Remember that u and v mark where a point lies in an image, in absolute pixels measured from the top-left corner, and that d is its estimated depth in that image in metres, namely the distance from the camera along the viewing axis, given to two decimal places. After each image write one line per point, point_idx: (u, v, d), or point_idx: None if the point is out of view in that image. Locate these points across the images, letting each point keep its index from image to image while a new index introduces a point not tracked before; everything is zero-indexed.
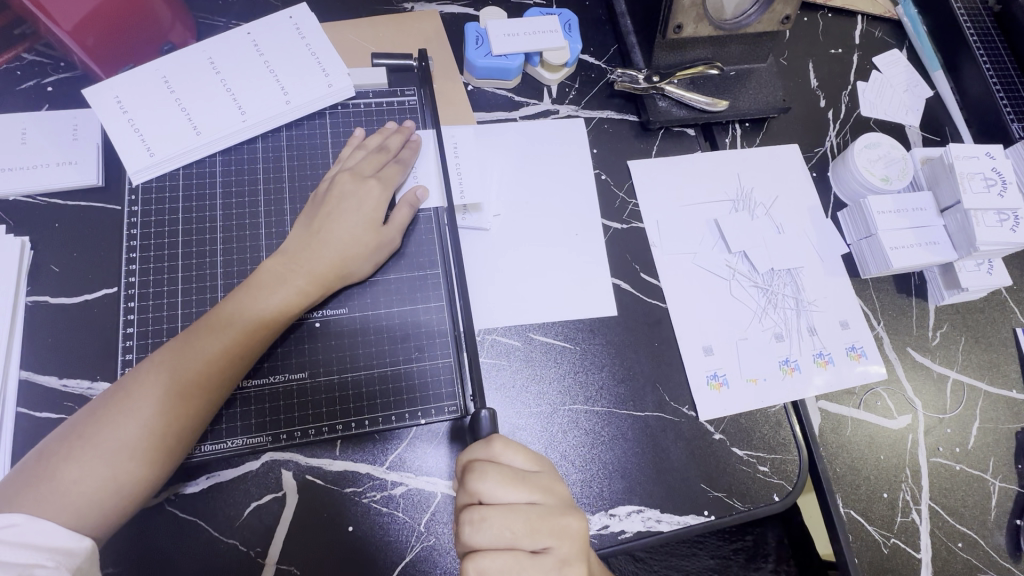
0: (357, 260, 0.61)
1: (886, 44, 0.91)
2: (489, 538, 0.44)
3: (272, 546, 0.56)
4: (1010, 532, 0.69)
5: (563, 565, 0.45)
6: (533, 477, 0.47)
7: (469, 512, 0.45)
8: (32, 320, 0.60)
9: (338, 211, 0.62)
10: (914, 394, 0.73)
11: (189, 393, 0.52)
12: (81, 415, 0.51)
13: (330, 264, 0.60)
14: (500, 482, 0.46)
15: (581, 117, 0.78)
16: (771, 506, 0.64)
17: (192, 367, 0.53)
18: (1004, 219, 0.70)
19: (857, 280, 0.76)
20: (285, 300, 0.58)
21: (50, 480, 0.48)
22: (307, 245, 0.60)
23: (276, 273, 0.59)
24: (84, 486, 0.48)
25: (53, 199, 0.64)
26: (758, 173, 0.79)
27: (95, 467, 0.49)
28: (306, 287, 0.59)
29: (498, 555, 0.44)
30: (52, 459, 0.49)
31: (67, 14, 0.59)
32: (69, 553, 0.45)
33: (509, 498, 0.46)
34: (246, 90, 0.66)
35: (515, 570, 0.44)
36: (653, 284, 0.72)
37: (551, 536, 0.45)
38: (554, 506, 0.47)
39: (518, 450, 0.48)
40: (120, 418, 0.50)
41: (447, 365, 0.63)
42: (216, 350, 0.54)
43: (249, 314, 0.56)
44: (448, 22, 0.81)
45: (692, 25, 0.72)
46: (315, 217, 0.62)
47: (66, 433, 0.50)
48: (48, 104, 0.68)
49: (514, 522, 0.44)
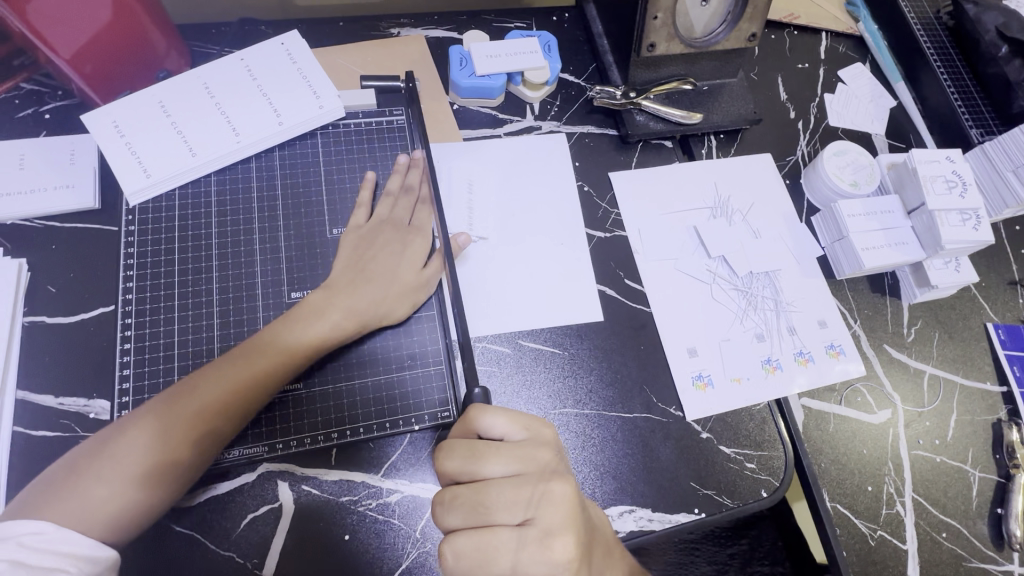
0: (395, 302, 0.64)
1: (850, 58, 0.96)
2: (461, 517, 0.45)
3: (270, 558, 0.56)
4: (991, 521, 0.71)
5: (544, 537, 0.44)
6: (503, 448, 0.47)
7: (443, 492, 0.47)
8: (29, 340, 0.60)
9: (384, 254, 0.66)
10: (893, 388, 0.75)
11: (210, 416, 0.53)
12: (109, 430, 0.53)
13: (372, 303, 0.62)
14: (465, 458, 0.47)
15: (563, 132, 0.82)
16: (760, 502, 0.66)
17: (218, 394, 0.54)
18: (966, 219, 0.74)
19: (832, 281, 0.79)
20: (320, 331, 0.59)
21: (74, 494, 0.49)
22: (352, 284, 0.63)
23: (314, 308, 0.60)
24: (103, 500, 0.49)
25: (50, 222, 0.66)
26: (734, 182, 0.83)
27: (116, 484, 0.50)
28: (341, 323, 0.60)
29: (468, 532, 0.45)
30: (77, 473, 0.50)
31: (67, 42, 0.62)
32: (92, 561, 0.47)
33: (481, 472, 0.46)
34: (240, 113, 0.69)
35: (492, 544, 0.44)
36: (636, 289, 0.74)
37: (528, 506, 0.45)
38: (533, 474, 0.46)
39: (499, 414, 0.49)
40: (144, 438, 0.52)
41: (439, 372, 0.64)
42: (243, 377, 0.55)
43: (294, 338, 0.58)
44: (432, 46, 0.84)
45: (664, 44, 0.77)
46: (361, 260, 0.65)
47: (91, 449, 0.52)
48: (46, 130, 0.70)
49: (483, 497, 0.45)
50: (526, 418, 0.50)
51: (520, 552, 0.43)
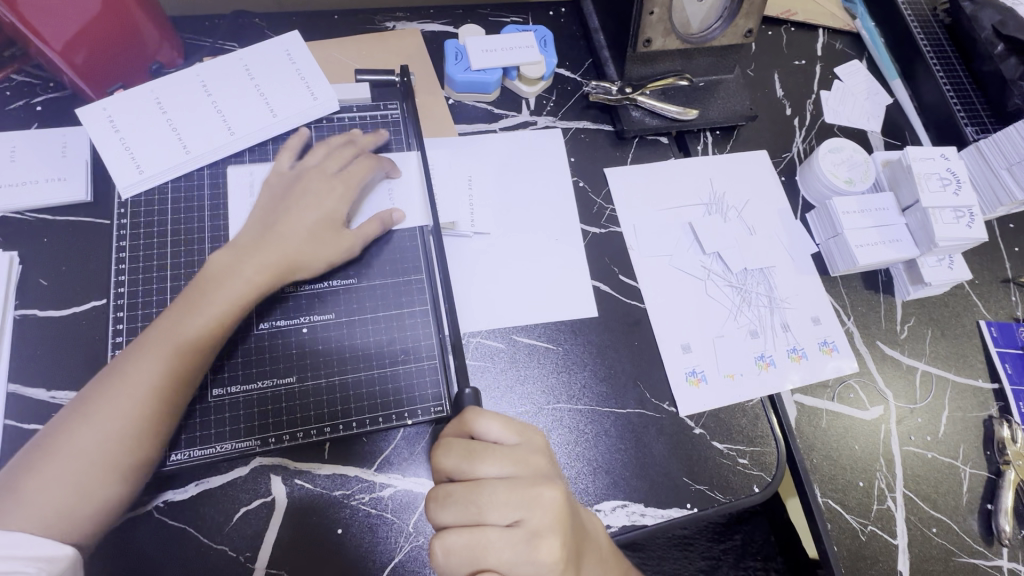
0: (309, 256, 0.62)
1: (847, 55, 0.96)
2: (452, 515, 0.45)
3: (263, 551, 0.57)
4: (981, 517, 0.71)
5: (532, 536, 0.44)
6: (494, 450, 0.47)
7: (436, 489, 0.47)
8: (20, 334, 0.60)
9: (295, 210, 0.63)
10: (885, 385, 0.75)
11: (160, 395, 0.53)
12: (56, 422, 0.52)
13: (283, 257, 0.61)
14: (464, 457, 0.47)
15: (559, 128, 0.81)
16: (751, 497, 0.66)
17: (163, 374, 0.54)
18: (960, 216, 0.74)
19: (827, 278, 0.80)
20: (234, 298, 0.58)
21: (11, 496, 0.48)
22: (263, 238, 0.61)
23: (224, 271, 0.59)
24: (49, 497, 0.49)
25: (41, 215, 0.65)
26: (729, 178, 0.83)
27: (56, 476, 0.49)
28: (256, 281, 0.59)
29: (462, 530, 0.45)
30: (24, 470, 0.50)
31: (57, 35, 0.61)
32: (49, 560, 0.47)
33: (473, 472, 0.47)
34: (264, 198, 0.65)
35: (482, 542, 0.44)
36: (630, 285, 0.74)
37: (518, 508, 0.45)
38: (525, 477, 0.46)
39: (494, 419, 0.49)
40: (78, 432, 0.51)
41: (432, 367, 0.64)
42: (170, 358, 0.54)
43: (197, 319, 0.57)
44: (428, 40, 0.84)
45: (660, 39, 0.77)
46: (272, 216, 0.63)
47: (33, 447, 0.51)
48: (38, 123, 0.69)
49: (477, 496, 0.45)
50: (519, 423, 0.50)
51: (509, 552, 0.44)
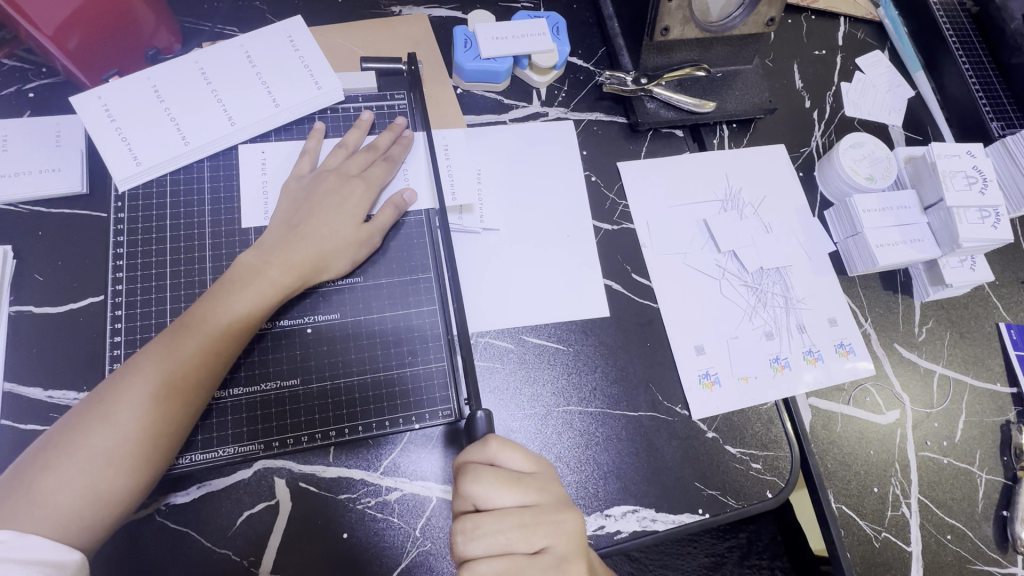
0: (335, 256, 0.61)
1: (869, 45, 0.93)
2: (482, 547, 0.45)
3: (267, 556, 0.55)
4: (996, 523, 0.70)
5: (560, 562, 0.45)
6: (524, 480, 0.47)
7: (462, 521, 0.46)
8: (15, 331, 0.58)
9: (316, 214, 0.61)
10: (902, 389, 0.74)
11: (182, 391, 0.52)
12: (70, 417, 0.50)
13: (308, 257, 0.59)
14: (493, 485, 0.46)
15: (570, 120, 0.79)
16: (764, 502, 0.65)
17: (188, 370, 0.52)
18: (985, 216, 0.72)
19: (844, 277, 0.77)
20: (257, 297, 0.56)
21: (23, 495, 0.46)
22: (287, 240, 0.59)
23: (247, 270, 0.57)
24: (63, 495, 0.47)
25: (35, 207, 0.63)
26: (746, 173, 0.80)
27: (72, 474, 0.48)
28: (281, 281, 0.57)
29: (493, 561, 0.45)
30: (37, 467, 0.48)
31: (47, 19, 0.58)
32: (59, 565, 0.45)
33: (502, 502, 0.46)
34: (285, 202, 0.62)
35: (512, 573, 0.45)
36: (644, 284, 0.72)
37: (545, 536, 0.45)
38: (548, 505, 0.47)
39: (514, 450, 0.48)
40: (94, 429, 0.49)
41: (441, 369, 0.63)
42: (192, 355, 0.53)
43: (221, 315, 0.55)
44: (436, 25, 0.81)
45: (679, 27, 0.73)
46: (298, 216, 0.61)
47: (44, 444, 0.49)
48: (30, 110, 0.67)
49: (506, 528, 0.45)
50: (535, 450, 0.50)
51: None
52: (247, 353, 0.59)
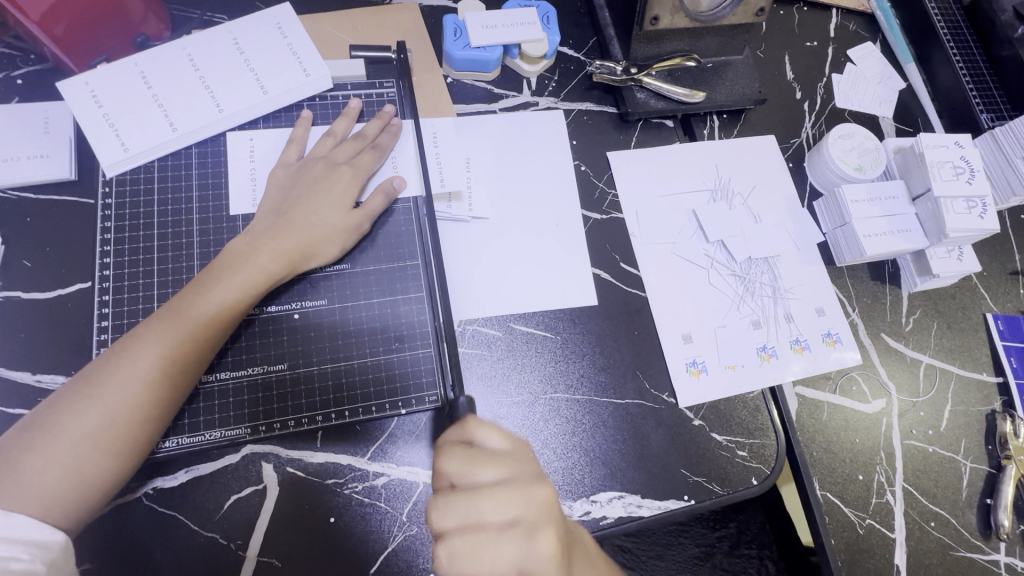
0: (323, 243, 0.61)
1: (860, 37, 0.93)
2: (453, 521, 0.45)
3: (253, 539, 0.56)
4: (980, 511, 0.70)
5: (530, 533, 0.44)
6: (499, 457, 0.47)
7: (435, 499, 0.46)
8: (3, 316, 0.58)
9: (304, 201, 0.61)
10: (888, 378, 0.74)
11: (168, 376, 0.52)
12: (56, 398, 0.51)
13: (296, 244, 0.59)
14: (466, 462, 0.47)
15: (561, 109, 0.79)
16: (749, 489, 0.65)
17: (175, 354, 0.52)
18: (972, 206, 0.72)
19: (832, 268, 0.78)
20: (246, 283, 0.56)
21: (9, 475, 0.47)
22: (275, 227, 0.60)
23: (236, 256, 0.58)
24: (50, 476, 0.47)
25: (23, 193, 0.63)
26: (736, 164, 0.80)
27: (58, 456, 0.48)
28: (270, 268, 0.58)
29: (464, 534, 0.44)
30: (22, 448, 0.48)
31: (35, 5, 0.58)
32: (44, 546, 0.46)
33: (476, 477, 0.46)
34: (273, 190, 0.63)
35: (483, 545, 0.44)
36: (632, 273, 0.73)
37: (516, 507, 0.45)
38: (521, 478, 0.47)
39: (491, 428, 0.49)
40: (80, 411, 0.49)
41: (427, 355, 0.63)
42: (180, 339, 0.53)
43: (210, 300, 0.55)
44: (426, 14, 0.81)
45: (668, 17, 0.73)
46: (286, 203, 0.61)
47: (31, 424, 0.49)
48: (19, 96, 0.67)
49: (477, 501, 0.45)
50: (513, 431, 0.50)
51: (510, 551, 0.44)
52: (234, 339, 0.60)
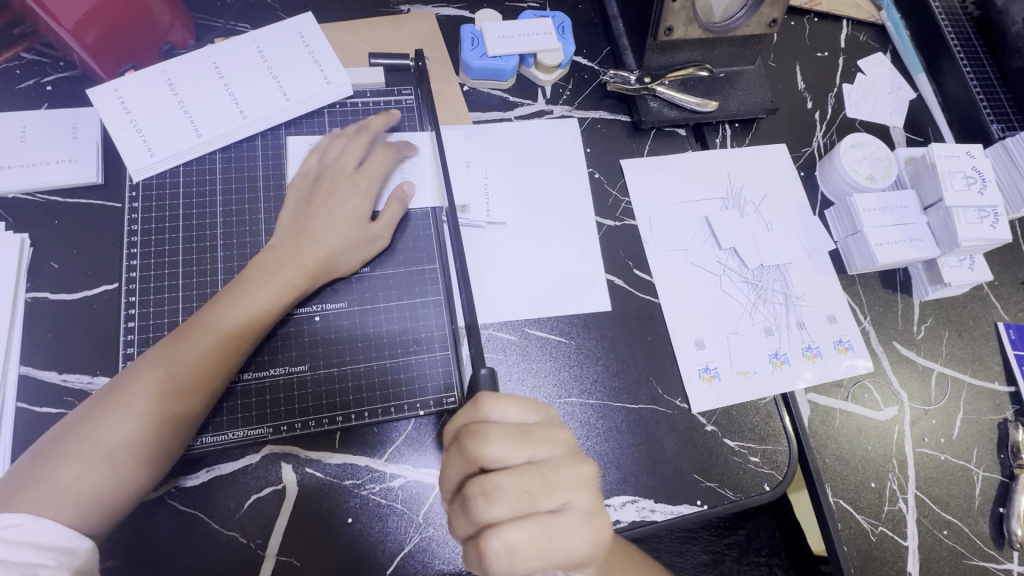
0: (346, 255, 0.62)
1: (870, 47, 0.94)
2: (506, 508, 0.41)
3: (273, 538, 0.56)
4: (993, 520, 0.70)
5: (590, 518, 0.43)
6: (537, 432, 0.45)
7: (477, 484, 0.41)
8: (31, 317, 0.60)
9: (326, 208, 0.62)
10: (900, 386, 0.75)
11: (196, 385, 0.53)
12: (88, 406, 0.52)
13: (321, 252, 0.60)
14: (503, 441, 0.43)
15: (575, 117, 0.80)
16: (762, 495, 0.66)
17: (202, 364, 0.53)
18: (984, 216, 0.73)
19: (844, 276, 0.78)
20: (272, 294, 0.58)
21: (44, 481, 0.48)
22: (297, 235, 0.61)
23: (263, 268, 0.59)
24: (83, 483, 0.48)
25: (51, 197, 0.65)
26: (747, 173, 0.81)
27: (92, 461, 0.49)
28: (295, 280, 0.59)
29: (520, 523, 0.40)
30: (56, 455, 0.49)
31: (68, 13, 0.60)
32: (70, 553, 0.46)
33: (514, 459, 0.43)
34: (291, 202, 0.64)
35: (543, 532, 0.41)
36: (647, 281, 0.73)
37: (568, 488, 0.43)
38: (563, 457, 0.44)
39: (509, 403, 0.46)
40: (111, 419, 0.50)
41: (445, 357, 0.64)
42: (208, 349, 0.54)
43: (237, 311, 0.56)
44: (442, 24, 0.82)
45: (682, 28, 0.74)
46: (307, 208, 0.63)
47: (64, 432, 0.51)
48: (47, 103, 0.69)
49: (527, 484, 0.42)
50: (531, 401, 0.47)
51: (571, 536, 0.41)
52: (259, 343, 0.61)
